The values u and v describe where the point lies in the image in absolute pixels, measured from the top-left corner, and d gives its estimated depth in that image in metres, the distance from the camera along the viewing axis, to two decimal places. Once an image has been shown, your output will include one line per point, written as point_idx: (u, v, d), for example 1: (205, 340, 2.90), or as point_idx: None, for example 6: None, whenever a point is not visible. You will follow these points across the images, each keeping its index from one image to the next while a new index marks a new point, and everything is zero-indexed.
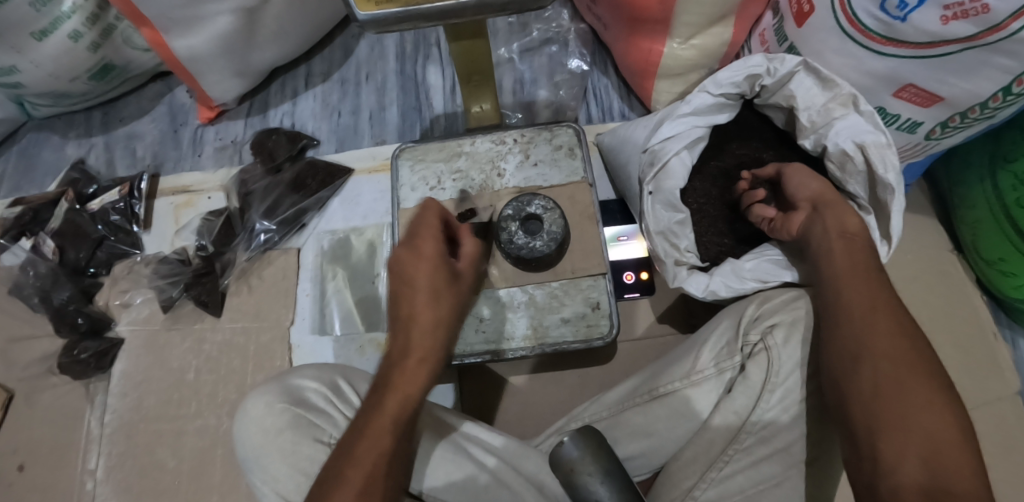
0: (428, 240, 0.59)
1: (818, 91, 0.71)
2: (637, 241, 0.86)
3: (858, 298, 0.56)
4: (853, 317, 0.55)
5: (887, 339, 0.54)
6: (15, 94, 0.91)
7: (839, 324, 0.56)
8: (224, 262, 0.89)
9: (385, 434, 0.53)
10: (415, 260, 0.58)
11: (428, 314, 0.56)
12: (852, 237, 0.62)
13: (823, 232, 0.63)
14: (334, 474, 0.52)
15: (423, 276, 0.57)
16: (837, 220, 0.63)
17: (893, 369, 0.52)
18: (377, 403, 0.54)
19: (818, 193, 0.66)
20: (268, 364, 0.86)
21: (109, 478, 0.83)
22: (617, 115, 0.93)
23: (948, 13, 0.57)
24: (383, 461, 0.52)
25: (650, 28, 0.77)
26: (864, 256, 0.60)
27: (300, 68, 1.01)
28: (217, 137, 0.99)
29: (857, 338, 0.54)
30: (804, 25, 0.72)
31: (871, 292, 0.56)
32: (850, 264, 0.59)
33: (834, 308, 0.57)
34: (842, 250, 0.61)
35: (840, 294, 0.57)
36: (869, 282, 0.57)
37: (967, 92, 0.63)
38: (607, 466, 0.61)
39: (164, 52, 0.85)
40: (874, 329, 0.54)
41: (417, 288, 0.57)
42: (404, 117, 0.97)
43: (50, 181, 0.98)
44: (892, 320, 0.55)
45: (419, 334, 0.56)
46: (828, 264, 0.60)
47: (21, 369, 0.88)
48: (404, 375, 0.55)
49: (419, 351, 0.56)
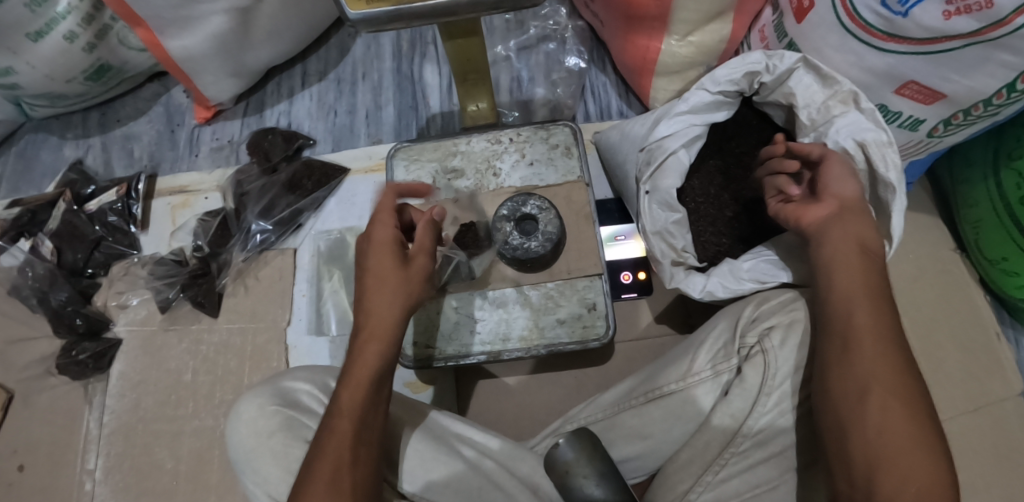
0: (382, 225, 0.60)
1: (817, 88, 0.70)
2: (635, 241, 0.85)
3: (870, 325, 0.54)
4: (863, 345, 0.53)
5: (893, 372, 0.52)
6: (12, 95, 0.91)
7: (848, 351, 0.53)
8: (220, 262, 0.89)
9: (347, 421, 0.53)
10: (367, 245, 0.60)
11: (377, 293, 0.57)
12: (863, 252, 0.59)
13: (841, 240, 0.60)
14: (304, 468, 0.52)
15: (372, 260, 0.59)
16: (849, 233, 0.60)
17: (897, 404, 0.51)
18: (338, 393, 0.55)
19: (843, 191, 0.63)
20: (264, 365, 0.86)
21: (108, 479, 0.83)
22: (615, 113, 0.92)
23: (950, 8, 0.55)
24: (347, 448, 0.51)
25: (647, 25, 0.76)
26: (877, 275, 0.58)
27: (296, 67, 1.00)
28: (214, 138, 0.98)
29: (865, 370, 0.52)
30: (804, 21, 0.71)
31: (878, 319, 0.54)
32: (859, 284, 0.56)
33: (842, 331, 0.54)
34: (854, 266, 0.58)
35: (845, 315, 0.55)
36: (875, 307, 0.55)
37: (969, 89, 0.62)
38: (602, 469, 0.62)
39: (159, 52, 0.85)
40: (880, 361, 0.52)
41: (368, 271, 0.59)
42: (400, 116, 0.96)
43: (49, 182, 0.98)
44: (897, 351, 0.53)
45: (367, 314, 0.57)
46: (836, 282, 0.57)
47: (19, 371, 0.88)
48: (359, 359, 0.56)
49: (370, 331, 0.57)
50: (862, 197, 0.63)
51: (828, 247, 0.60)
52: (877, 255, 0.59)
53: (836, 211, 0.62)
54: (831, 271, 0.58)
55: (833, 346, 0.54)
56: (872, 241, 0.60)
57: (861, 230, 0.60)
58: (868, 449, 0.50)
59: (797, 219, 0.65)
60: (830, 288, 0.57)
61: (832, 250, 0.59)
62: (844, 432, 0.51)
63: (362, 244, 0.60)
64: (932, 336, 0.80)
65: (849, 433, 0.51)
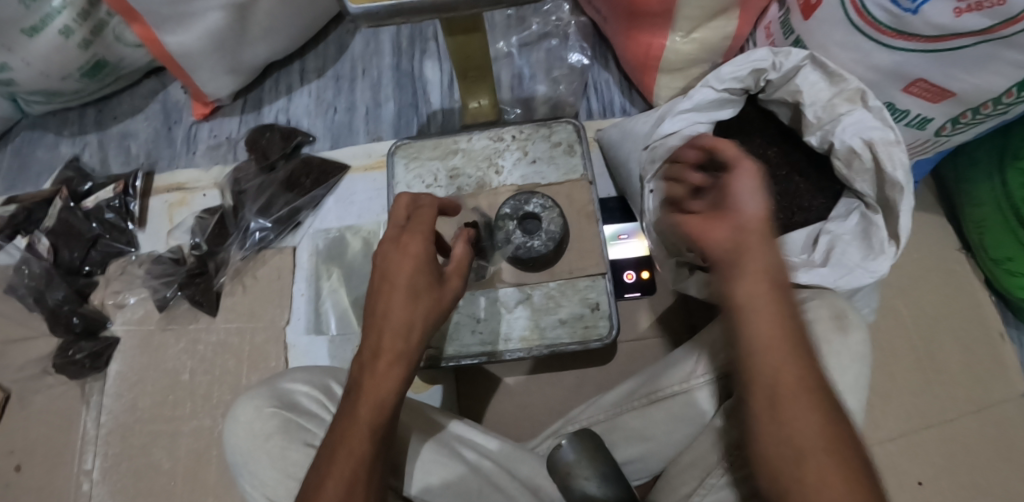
0: (417, 239, 0.58)
1: (823, 85, 0.69)
2: (637, 240, 0.83)
3: (794, 374, 0.45)
4: (795, 417, 0.44)
5: (827, 453, 0.42)
6: (8, 91, 0.90)
7: (778, 420, 0.44)
8: (218, 261, 0.88)
9: (363, 441, 0.51)
10: (397, 255, 0.57)
11: (404, 315, 0.55)
12: (766, 286, 0.48)
13: (746, 270, 0.48)
14: (313, 484, 0.50)
15: (402, 274, 0.56)
16: (757, 261, 0.48)
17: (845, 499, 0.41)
18: (351, 410, 0.53)
19: (740, 204, 0.49)
20: (263, 365, 0.85)
21: (105, 480, 0.83)
22: (618, 110, 0.91)
23: (961, 6, 0.55)
24: (362, 470, 0.51)
25: (650, 21, 0.75)
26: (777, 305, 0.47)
27: (294, 64, 0.99)
28: (211, 135, 0.97)
29: (800, 435, 0.43)
30: (811, 18, 0.70)
31: (806, 376, 0.45)
32: (774, 327, 0.46)
33: (774, 398, 0.45)
34: (765, 309, 0.47)
35: (774, 373, 0.45)
36: (800, 358, 0.45)
37: (977, 88, 0.61)
38: (604, 470, 0.61)
39: (156, 48, 0.83)
40: (809, 439, 0.43)
41: (396, 284, 0.56)
42: (400, 113, 0.95)
43: (45, 179, 0.97)
44: (832, 422, 0.43)
45: (390, 333, 0.54)
46: (758, 329, 0.46)
47: (16, 370, 0.87)
48: (374, 377, 0.54)
49: (388, 351, 0.54)
50: (767, 213, 0.49)
51: (736, 285, 0.48)
52: (783, 286, 0.48)
53: (732, 240, 0.49)
54: (740, 317, 0.47)
55: (760, 417, 0.45)
56: (778, 271, 0.48)
57: (762, 260, 0.48)
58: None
59: (697, 238, 0.51)
60: (749, 338, 0.47)
61: (743, 288, 0.48)
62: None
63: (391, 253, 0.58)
64: (934, 337, 0.79)
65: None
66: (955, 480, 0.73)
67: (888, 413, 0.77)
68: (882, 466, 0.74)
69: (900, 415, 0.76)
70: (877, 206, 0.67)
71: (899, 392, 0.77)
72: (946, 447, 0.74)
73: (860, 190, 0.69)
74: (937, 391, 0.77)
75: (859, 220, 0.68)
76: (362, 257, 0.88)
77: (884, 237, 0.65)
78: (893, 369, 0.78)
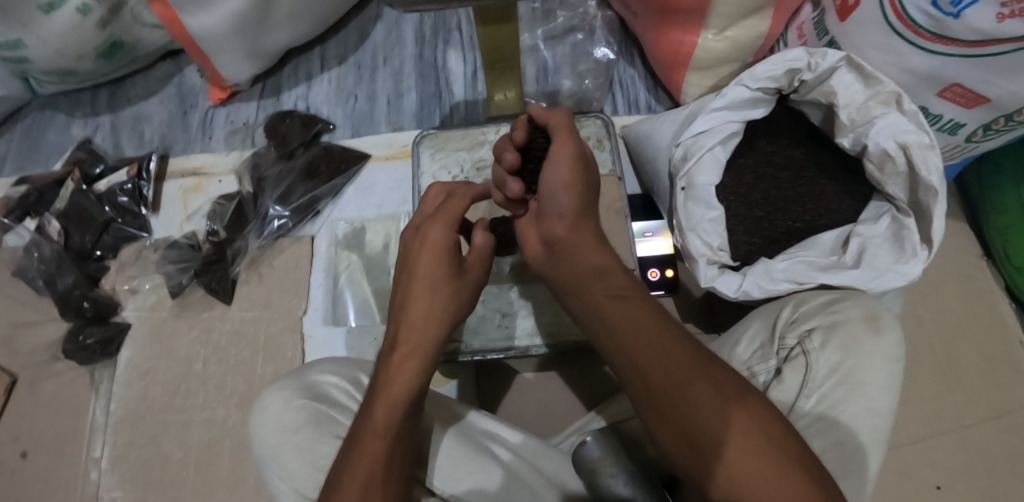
0: (439, 228, 0.59)
1: (858, 87, 0.69)
2: (662, 238, 0.82)
3: (656, 369, 0.50)
4: (688, 396, 0.48)
5: (727, 415, 0.47)
6: (20, 70, 0.87)
7: (677, 412, 0.48)
8: (235, 249, 0.86)
9: (378, 438, 0.49)
10: (419, 247, 0.58)
11: (427, 309, 0.56)
12: (604, 280, 0.57)
13: (573, 272, 0.59)
14: (332, 481, 0.48)
15: (423, 264, 0.57)
16: (591, 260, 0.58)
17: (755, 453, 0.45)
18: (369, 407, 0.51)
19: (552, 205, 0.61)
20: (278, 355, 0.84)
21: (114, 469, 0.81)
22: (643, 107, 0.90)
23: (1004, 11, 0.55)
24: (377, 468, 0.48)
25: (683, 18, 0.75)
26: (634, 305, 0.55)
27: (314, 50, 0.98)
28: (228, 120, 0.96)
29: (692, 421, 0.48)
30: (847, 19, 0.69)
31: (679, 355, 0.50)
32: (633, 320, 0.53)
33: (666, 392, 0.49)
34: (617, 308, 0.55)
35: (658, 367, 0.50)
36: (664, 340, 0.51)
37: (1014, 94, 0.61)
38: (630, 468, 0.59)
39: (176, 29, 0.82)
40: (710, 407, 0.47)
41: (418, 277, 0.57)
42: (422, 103, 0.94)
43: (55, 161, 0.95)
44: (716, 380, 0.49)
45: (414, 327, 0.55)
46: (620, 332, 0.54)
47: (25, 356, 0.86)
48: (391, 372, 0.53)
49: (408, 344, 0.55)
50: (578, 214, 0.60)
51: (585, 302, 0.57)
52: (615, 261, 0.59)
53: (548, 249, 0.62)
54: (604, 329, 0.55)
55: (664, 420, 0.49)
56: (608, 251, 0.60)
57: (594, 255, 0.58)
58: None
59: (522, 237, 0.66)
60: (620, 346, 0.53)
61: (590, 302, 0.56)
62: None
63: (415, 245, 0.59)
64: (955, 342, 0.80)
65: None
66: (973, 485, 0.73)
67: (908, 416, 0.77)
68: (901, 469, 0.75)
69: (920, 418, 0.77)
70: (909, 210, 0.68)
71: (919, 396, 0.78)
72: (965, 451, 0.75)
73: (892, 193, 0.69)
74: (955, 396, 0.77)
75: (889, 223, 0.69)
76: (381, 249, 0.87)
77: (916, 241, 0.66)
78: (913, 374, 0.79)
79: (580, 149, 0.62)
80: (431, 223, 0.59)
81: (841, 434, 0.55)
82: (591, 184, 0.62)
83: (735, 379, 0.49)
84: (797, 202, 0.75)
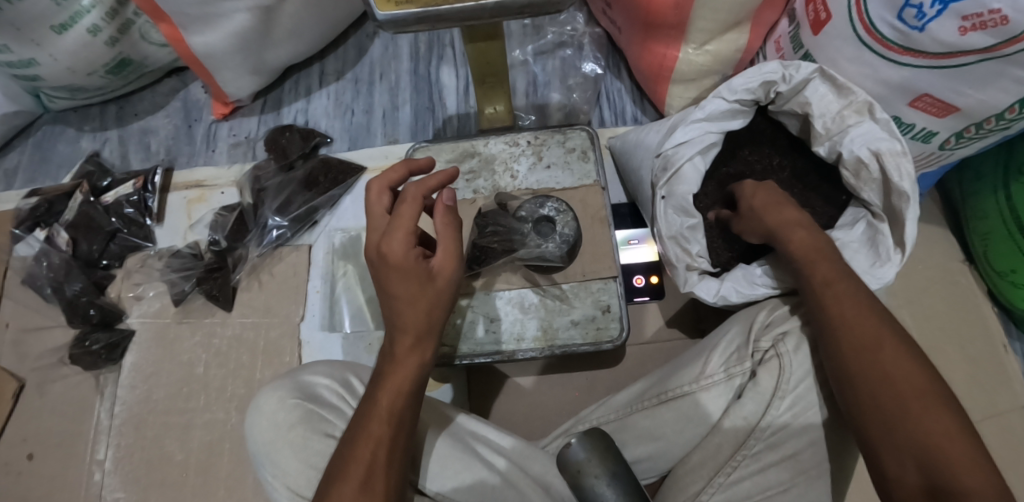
0: (394, 240, 0.54)
1: (832, 97, 0.71)
2: (648, 245, 0.86)
3: (853, 313, 0.56)
4: (849, 345, 0.55)
5: (881, 366, 0.53)
6: (32, 86, 0.91)
7: (832, 354, 0.56)
8: (236, 257, 0.89)
9: (383, 423, 0.52)
10: (383, 267, 0.54)
11: (395, 314, 0.54)
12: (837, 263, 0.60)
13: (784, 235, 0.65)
14: (338, 464, 0.51)
15: (394, 284, 0.53)
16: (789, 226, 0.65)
17: (889, 376, 0.53)
18: (373, 394, 0.54)
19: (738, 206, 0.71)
20: (277, 360, 0.87)
21: (117, 470, 0.84)
22: (629, 119, 0.93)
23: (966, 25, 0.57)
24: (382, 450, 0.51)
25: (665, 33, 0.77)
26: (833, 260, 0.61)
27: (313, 66, 1.01)
28: (231, 134, 0.99)
29: (858, 348, 0.55)
30: (820, 33, 0.72)
31: (852, 310, 0.56)
32: (835, 283, 0.59)
33: (829, 333, 0.56)
34: (828, 275, 0.59)
35: (834, 318, 0.57)
36: (856, 301, 0.57)
37: (982, 103, 0.63)
38: (614, 468, 0.61)
39: (181, 48, 0.85)
40: (872, 358, 0.54)
41: (392, 295, 0.54)
42: (417, 116, 0.97)
43: (65, 173, 0.99)
44: (878, 336, 0.55)
45: (406, 333, 0.54)
46: (818, 285, 0.59)
47: (33, 360, 0.89)
48: (393, 365, 0.54)
49: (402, 342, 0.54)
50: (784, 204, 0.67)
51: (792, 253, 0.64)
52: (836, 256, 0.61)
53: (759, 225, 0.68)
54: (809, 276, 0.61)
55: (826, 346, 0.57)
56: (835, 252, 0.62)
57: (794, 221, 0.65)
58: (895, 450, 0.51)
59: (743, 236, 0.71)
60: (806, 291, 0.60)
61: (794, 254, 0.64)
62: (892, 427, 0.52)
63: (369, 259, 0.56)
64: (941, 346, 0.81)
65: (869, 434, 0.53)
66: None
67: None
68: None
69: None
70: (883, 215, 0.70)
71: None
72: None
73: (867, 199, 0.71)
74: None
75: (865, 228, 0.70)
76: None
77: (890, 244, 0.68)
78: None
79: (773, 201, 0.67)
80: (387, 235, 0.54)
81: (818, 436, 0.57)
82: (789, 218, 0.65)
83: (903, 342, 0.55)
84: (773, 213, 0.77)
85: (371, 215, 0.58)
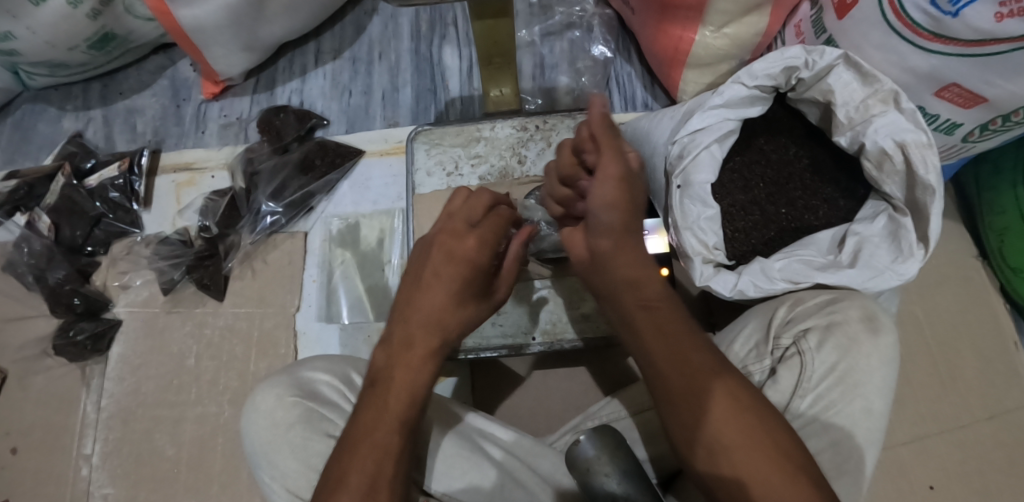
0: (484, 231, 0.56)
1: (857, 86, 0.68)
2: (658, 236, 0.80)
3: (687, 375, 0.51)
4: (695, 412, 0.50)
5: (757, 434, 0.48)
6: (10, 62, 0.86)
7: (688, 424, 0.50)
8: (227, 244, 0.85)
9: (392, 432, 0.50)
10: (449, 243, 0.56)
11: (436, 308, 0.54)
12: (645, 289, 0.55)
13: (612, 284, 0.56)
14: (336, 473, 0.48)
15: (449, 270, 0.55)
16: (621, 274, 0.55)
17: (742, 435, 0.48)
18: (379, 398, 0.51)
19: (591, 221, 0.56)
20: (271, 352, 0.83)
21: (105, 465, 0.80)
22: (640, 104, 0.90)
23: (1003, 10, 0.54)
24: (387, 461, 0.48)
25: (682, 14, 0.74)
26: (662, 321, 0.54)
27: (309, 44, 0.97)
28: (222, 114, 0.95)
29: (704, 416, 0.49)
30: (845, 17, 0.69)
31: (706, 367, 0.51)
32: (662, 334, 0.53)
33: (673, 405, 0.51)
34: (643, 317, 0.55)
35: (672, 382, 0.52)
36: (685, 353, 0.52)
37: (1011, 94, 0.60)
38: (625, 467, 0.53)
39: (168, 21, 0.79)
40: (719, 419, 0.49)
41: (436, 275, 0.55)
42: (418, 99, 0.93)
43: (46, 154, 0.94)
44: (734, 393, 0.49)
45: (421, 329, 0.54)
46: (644, 343, 0.54)
47: (14, 351, 0.85)
48: (402, 369, 0.52)
49: (420, 344, 0.53)
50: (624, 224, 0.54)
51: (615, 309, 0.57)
52: (650, 267, 0.56)
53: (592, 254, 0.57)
54: (636, 337, 0.55)
55: (677, 417, 0.51)
56: (646, 260, 0.56)
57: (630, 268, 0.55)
58: None
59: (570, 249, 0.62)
60: (646, 353, 0.54)
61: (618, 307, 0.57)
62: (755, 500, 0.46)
63: (443, 241, 0.56)
64: (950, 344, 0.80)
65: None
66: (966, 484, 0.74)
67: (903, 416, 0.77)
68: (896, 468, 0.75)
69: (915, 418, 0.77)
70: (906, 208, 0.67)
71: (914, 395, 0.78)
72: (959, 451, 0.75)
73: (889, 192, 0.68)
74: (950, 396, 0.77)
75: (886, 222, 0.68)
76: (377, 245, 0.87)
77: (913, 240, 0.65)
78: (908, 374, 0.79)
79: (627, 167, 0.54)
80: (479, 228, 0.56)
81: (837, 435, 0.55)
82: (637, 200, 0.56)
83: (748, 389, 0.50)
84: (808, 211, 0.75)
85: (461, 208, 0.59)
